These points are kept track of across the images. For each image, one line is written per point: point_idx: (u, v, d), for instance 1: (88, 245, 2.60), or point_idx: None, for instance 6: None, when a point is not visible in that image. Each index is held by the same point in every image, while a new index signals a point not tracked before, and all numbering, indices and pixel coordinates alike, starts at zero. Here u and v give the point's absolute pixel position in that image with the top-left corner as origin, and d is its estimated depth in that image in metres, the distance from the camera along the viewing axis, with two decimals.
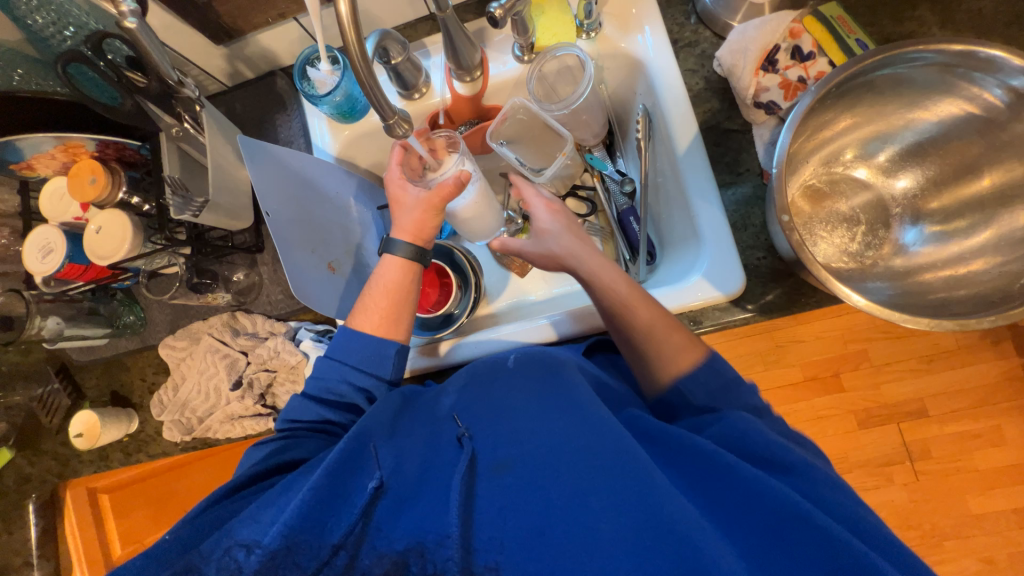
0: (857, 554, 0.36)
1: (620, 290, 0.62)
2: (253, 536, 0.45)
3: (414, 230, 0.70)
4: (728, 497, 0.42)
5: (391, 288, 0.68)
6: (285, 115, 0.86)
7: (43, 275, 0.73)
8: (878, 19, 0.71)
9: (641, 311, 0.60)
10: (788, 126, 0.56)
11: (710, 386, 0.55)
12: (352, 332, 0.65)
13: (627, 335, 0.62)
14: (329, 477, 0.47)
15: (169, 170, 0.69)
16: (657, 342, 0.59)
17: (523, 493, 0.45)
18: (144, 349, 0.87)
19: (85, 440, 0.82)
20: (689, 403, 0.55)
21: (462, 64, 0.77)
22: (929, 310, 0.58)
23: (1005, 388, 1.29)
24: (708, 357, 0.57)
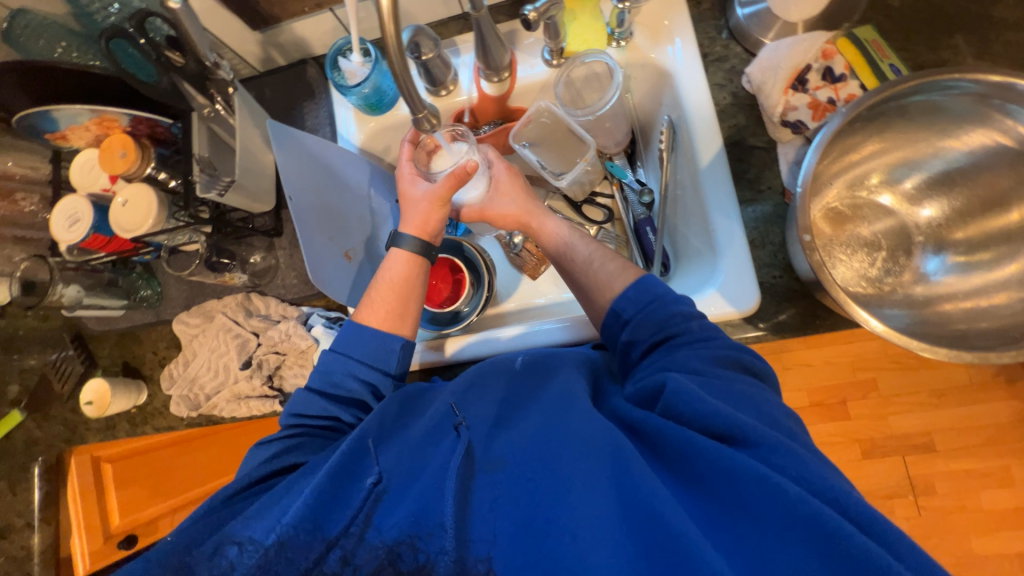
0: (818, 516, 0.36)
1: (565, 235, 0.74)
2: (254, 537, 0.47)
3: (420, 225, 0.72)
4: (697, 473, 0.43)
5: (398, 281, 0.70)
6: (313, 103, 0.87)
7: (68, 243, 0.75)
8: (913, 46, 0.71)
9: (579, 248, 0.71)
10: (816, 147, 0.55)
11: (641, 302, 0.58)
12: (357, 326, 0.66)
13: (571, 272, 0.70)
14: (331, 480, 0.48)
15: (198, 147, 0.69)
16: (595, 274, 0.66)
17: (516, 489, 0.46)
18: (158, 323, 0.88)
19: (94, 408, 0.83)
20: (626, 322, 0.59)
21: (491, 64, 0.78)
22: (948, 341, 0.57)
23: (1016, 428, 1.26)
24: (640, 280, 0.60)
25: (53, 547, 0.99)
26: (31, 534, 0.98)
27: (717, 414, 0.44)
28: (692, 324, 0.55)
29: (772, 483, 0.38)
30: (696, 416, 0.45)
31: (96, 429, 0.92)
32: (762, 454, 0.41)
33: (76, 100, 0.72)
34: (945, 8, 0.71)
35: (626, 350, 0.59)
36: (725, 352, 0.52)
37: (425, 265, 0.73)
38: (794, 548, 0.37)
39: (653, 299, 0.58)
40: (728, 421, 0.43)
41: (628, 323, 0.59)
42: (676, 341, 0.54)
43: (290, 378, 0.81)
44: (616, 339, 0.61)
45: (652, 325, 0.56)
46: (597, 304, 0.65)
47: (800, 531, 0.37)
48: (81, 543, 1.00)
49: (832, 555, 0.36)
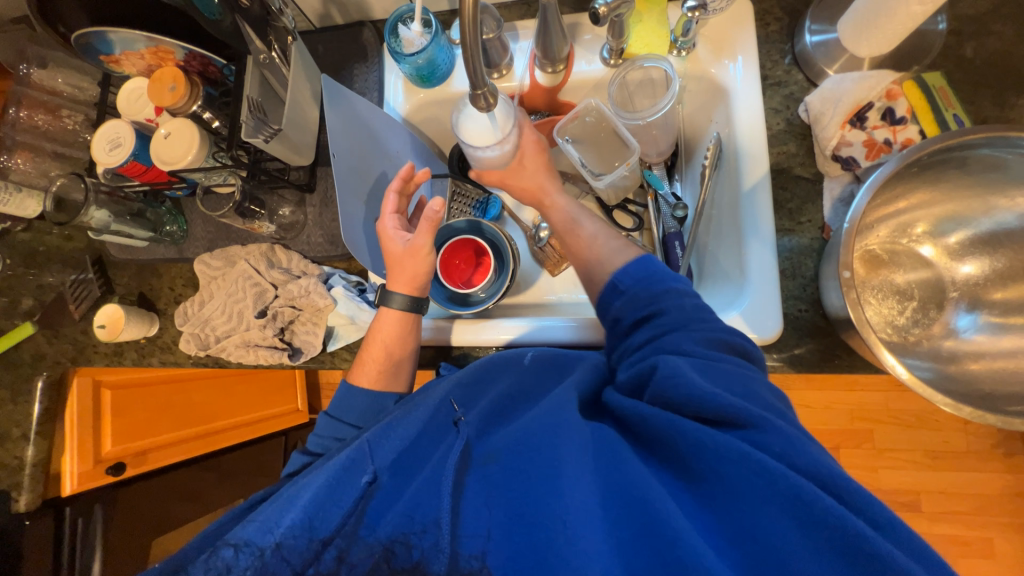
0: (800, 492, 0.37)
1: (574, 212, 0.74)
2: (243, 536, 0.46)
3: (409, 282, 0.70)
4: (682, 459, 0.43)
5: (389, 338, 0.69)
6: (364, 66, 0.87)
7: (107, 166, 0.76)
8: (979, 100, 0.70)
9: (585, 226, 0.71)
10: (868, 187, 0.55)
11: (641, 274, 0.57)
12: (350, 389, 0.67)
13: (574, 246, 0.71)
14: (330, 484, 0.48)
15: (250, 91, 0.68)
16: (599, 248, 0.67)
17: (508, 484, 0.45)
18: (179, 260, 0.89)
19: (107, 331, 0.84)
20: (621, 294, 0.58)
21: (549, 55, 0.77)
22: (973, 401, 0.56)
23: (1005, 501, 1.25)
24: (643, 257, 0.59)
25: (44, 462, 0.96)
26: (26, 446, 0.95)
27: (707, 396, 0.43)
28: (685, 302, 0.54)
29: (751, 459, 0.39)
30: (684, 396, 0.44)
31: (105, 353, 0.93)
32: (752, 434, 0.41)
33: (136, 26, 0.72)
34: (1018, 66, 0.69)
35: (615, 324, 0.58)
36: (719, 335, 0.50)
37: (416, 320, 0.71)
38: (783, 528, 0.37)
39: (646, 277, 0.57)
40: (716, 403, 0.43)
41: (622, 294, 0.58)
42: (666, 318, 0.53)
43: (301, 335, 0.80)
44: (608, 309, 0.59)
45: (645, 299, 0.55)
46: (594, 276, 0.66)
47: (784, 508, 0.37)
48: (70, 460, 0.98)
49: (814, 527, 0.36)
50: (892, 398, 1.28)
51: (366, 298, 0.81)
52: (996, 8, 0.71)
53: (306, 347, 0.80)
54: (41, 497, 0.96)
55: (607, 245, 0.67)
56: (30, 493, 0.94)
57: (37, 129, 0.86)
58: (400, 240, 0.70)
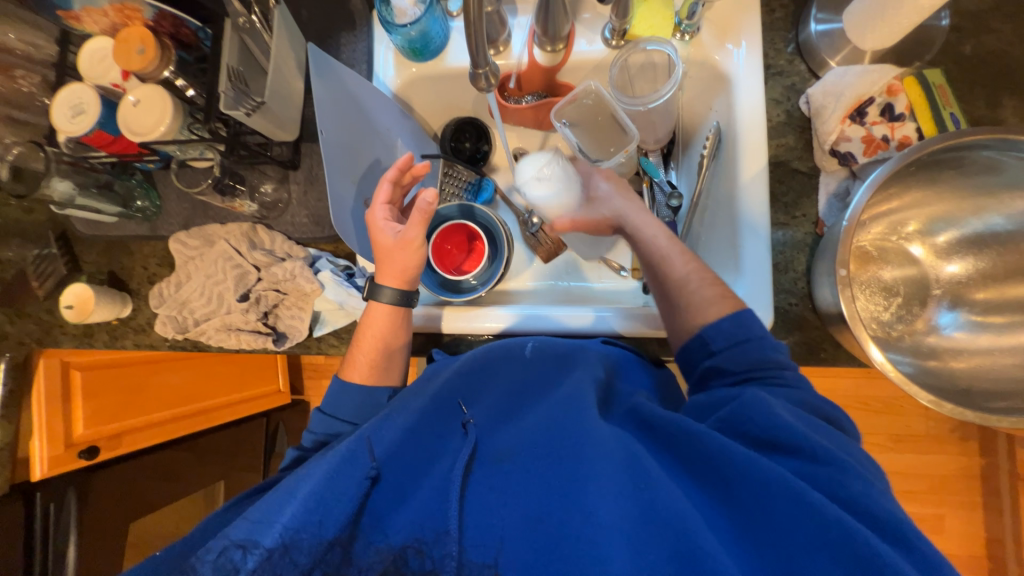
0: (853, 539, 0.37)
1: (661, 245, 0.69)
2: (248, 536, 0.43)
3: (398, 275, 0.67)
4: (724, 484, 0.43)
5: (381, 331, 0.68)
6: (351, 36, 0.82)
7: (68, 134, 0.70)
8: (974, 99, 0.70)
9: (675, 264, 0.66)
10: (867, 185, 0.56)
11: (734, 337, 0.56)
12: (341, 384, 0.66)
13: (661, 284, 0.66)
14: (331, 475, 0.47)
15: (230, 58, 0.63)
16: (689, 293, 0.62)
17: (531, 492, 0.45)
18: (152, 238, 0.84)
19: (75, 313, 0.79)
20: (711, 352, 0.58)
21: (548, 32, 0.74)
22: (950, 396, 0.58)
23: (957, 481, 1.33)
24: (738, 313, 0.58)
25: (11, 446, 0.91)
26: None
27: (778, 425, 0.45)
28: (787, 371, 0.53)
29: (805, 499, 0.39)
30: (764, 426, 0.45)
31: (73, 334, 0.88)
32: (819, 471, 0.42)
33: None
34: (1013, 66, 0.70)
35: (702, 377, 0.58)
36: (809, 398, 0.51)
37: (405, 313, 0.69)
38: (821, 566, 0.38)
39: (743, 339, 0.56)
40: (789, 434, 0.44)
41: (713, 355, 0.57)
42: (767, 373, 0.53)
43: (285, 319, 0.78)
44: (696, 364, 0.59)
45: (743, 362, 0.55)
46: (682, 325, 0.62)
47: (833, 551, 0.38)
48: (40, 445, 0.94)
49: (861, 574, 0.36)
50: (862, 385, 1.33)
51: (354, 282, 0.76)
52: (997, 5, 0.71)
53: (290, 332, 0.77)
54: (7, 482, 0.91)
55: (703, 291, 0.62)
56: None
57: None
58: (388, 230, 0.67)
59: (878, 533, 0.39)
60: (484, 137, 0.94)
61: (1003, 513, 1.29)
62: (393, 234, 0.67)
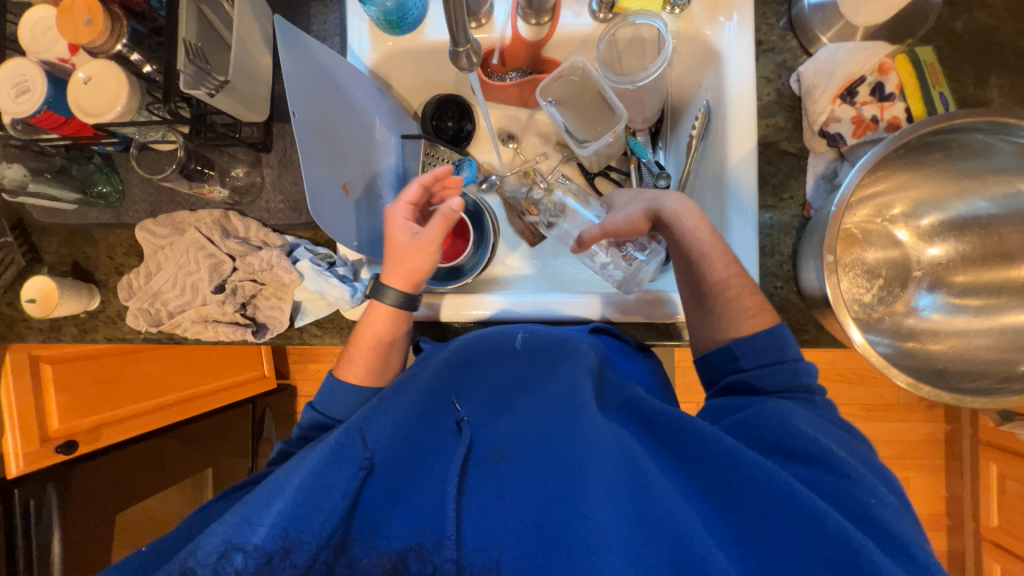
0: (854, 551, 0.38)
1: (704, 238, 0.63)
2: (239, 536, 0.42)
3: (406, 276, 0.65)
4: (724, 489, 0.44)
5: (376, 337, 0.66)
6: (322, 7, 0.76)
7: (14, 116, 0.64)
8: (962, 78, 0.69)
9: (716, 265, 0.62)
10: (858, 168, 0.55)
11: (767, 358, 0.57)
12: (334, 382, 0.65)
13: (698, 287, 0.63)
14: (321, 471, 0.46)
15: (186, 33, 0.58)
16: (728, 303, 0.61)
17: (527, 493, 0.45)
18: (116, 226, 0.79)
19: (38, 307, 0.75)
20: (739, 368, 0.58)
21: (533, 4, 0.71)
22: (923, 376, 0.60)
23: (923, 446, 1.40)
24: (773, 329, 0.58)
25: None
26: None
27: (787, 432, 0.47)
28: (815, 393, 0.55)
29: (807, 507, 0.40)
30: (775, 432, 0.48)
31: (39, 329, 0.83)
32: (822, 478, 0.44)
33: None
34: (1003, 43, 0.69)
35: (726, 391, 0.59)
36: (830, 415, 0.53)
37: (406, 318, 0.68)
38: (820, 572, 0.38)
39: (772, 362, 0.56)
40: (796, 442, 0.46)
41: (741, 370, 0.58)
42: (796, 388, 0.55)
43: (265, 310, 0.75)
44: (720, 378, 0.60)
45: (771, 382, 0.55)
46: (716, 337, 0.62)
47: (834, 563, 0.38)
48: (13, 440, 0.92)
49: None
50: (839, 358, 1.38)
51: (334, 272, 0.74)
52: None
53: (271, 323, 0.75)
54: None
55: (741, 304, 0.61)
56: None
57: None
58: (412, 230, 0.65)
59: (887, 545, 0.40)
60: (467, 115, 0.90)
61: (962, 475, 1.38)
62: (416, 236, 0.65)
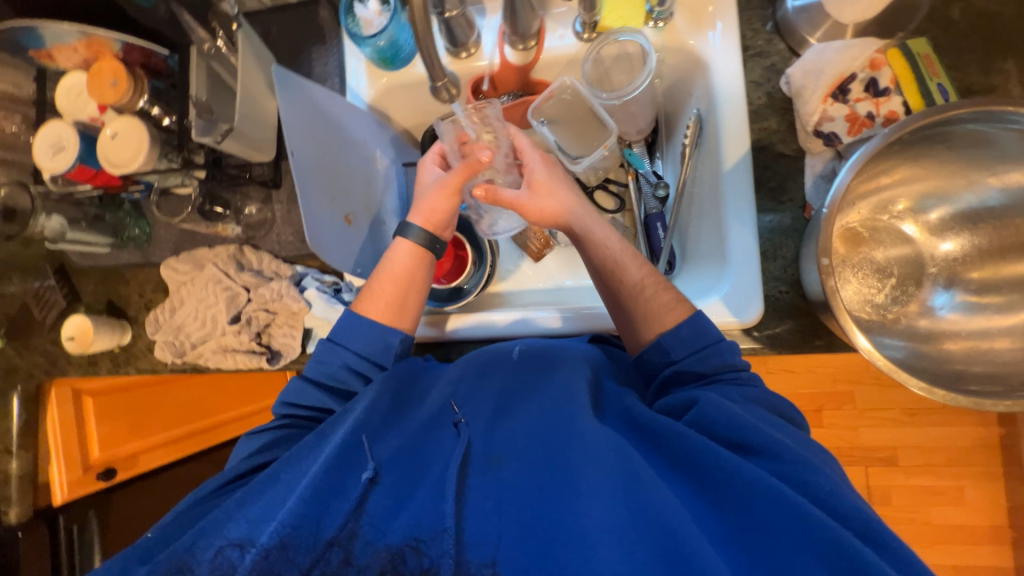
0: (833, 539, 0.39)
1: (614, 247, 0.65)
2: (243, 534, 0.46)
3: (429, 217, 0.68)
4: (712, 485, 0.45)
5: (399, 274, 0.67)
6: (322, 49, 0.82)
7: (51, 172, 0.71)
8: (964, 66, 0.67)
9: (630, 271, 0.63)
10: (850, 166, 0.54)
11: (694, 346, 0.58)
12: (355, 316, 0.64)
13: (616, 294, 0.64)
14: (327, 473, 0.47)
15: (196, 90, 0.64)
16: (647, 301, 0.62)
17: (523, 495, 0.47)
18: (145, 265, 0.85)
19: (76, 344, 0.81)
20: (671, 361, 0.59)
21: (518, 31, 0.73)
22: (939, 379, 0.57)
23: (975, 452, 1.31)
24: (693, 318, 0.59)
25: (32, 474, 0.94)
26: (9, 459, 0.93)
27: (743, 427, 0.48)
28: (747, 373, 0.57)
29: (786, 500, 0.41)
30: (728, 428, 0.48)
31: (78, 364, 0.89)
32: (790, 469, 0.45)
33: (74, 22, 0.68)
34: (1005, 27, 0.67)
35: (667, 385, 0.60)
36: (767, 396, 0.55)
37: (427, 260, 0.69)
38: (803, 560, 0.40)
39: (704, 348, 0.57)
40: (757, 437, 0.47)
41: (673, 363, 0.58)
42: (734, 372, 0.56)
43: (278, 338, 0.79)
44: (657, 372, 0.61)
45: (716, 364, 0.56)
46: (641, 336, 0.62)
47: (817, 551, 0.39)
48: (59, 468, 0.98)
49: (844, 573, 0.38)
50: None
51: (341, 299, 0.78)
52: None
53: (285, 350, 0.78)
54: (31, 508, 0.95)
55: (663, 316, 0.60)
56: (20, 505, 0.93)
57: None
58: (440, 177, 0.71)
59: (854, 529, 0.41)
60: None
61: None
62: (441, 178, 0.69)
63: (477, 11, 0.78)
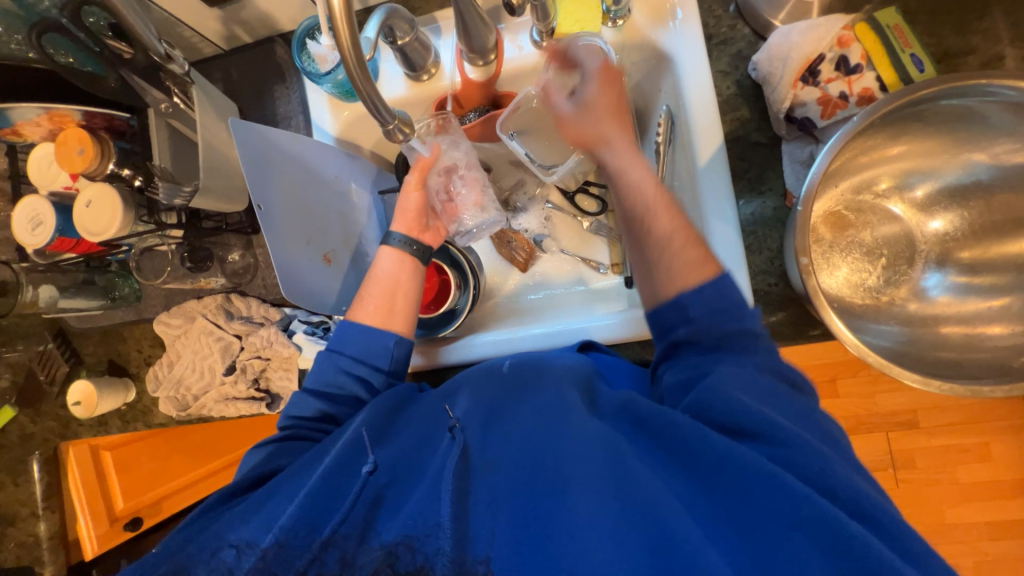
0: (823, 516, 0.39)
1: (642, 194, 0.60)
2: (242, 538, 0.49)
3: (409, 221, 0.72)
4: (707, 474, 0.44)
5: (387, 280, 0.69)
6: (283, 87, 0.81)
7: (34, 247, 0.72)
8: (940, 29, 0.64)
9: (659, 220, 0.59)
10: (828, 150, 0.53)
11: (715, 308, 0.54)
12: (351, 323, 0.67)
13: (639, 235, 0.61)
14: (326, 480, 0.50)
15: (158, 158, 0.66)
16: (668, 257, 0.58)
17: (514, 490, 0.47)
18: (140, 322, 0.86)
19: (82, 409, 0.83)
20: (688, 319, 0.55)
21: (474, 47, 0.71)
22: (936, 368, 0.56)
23: (997, 407, 1.27)
24: (717, 282, 0.55)
25: (60, 533, 0.98)
26: (37, 522, 0.96)
27: (743, 410, 0.46)
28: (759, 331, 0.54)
29: (783, 483, 0.40)
30: (728, 410, 0.46)
31: (90, 424, 0.90)
32: (785, 452, 0.43)
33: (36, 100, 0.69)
34: None
35: (671, 349, 0.56)
36: (774, 365, 0.52)
37: (415, 265, 0.71)
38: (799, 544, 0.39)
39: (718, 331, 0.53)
40: (755, 419, 0.45)
41: (690, 322, 0.55)
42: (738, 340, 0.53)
43: (276, 382, 0.80)
44: (668, 329, 0.57)
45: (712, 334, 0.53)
46: (654, 283, 0.59)
47: (814, 537, 0.39)
48: (85, 521, 1.02)
49: (841, 556, 0.38)
50: None
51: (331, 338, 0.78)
52: None
53: (284, 392, 0.80)
54: (66, 565, 0.99)
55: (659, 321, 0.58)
56: (54, 565, 0.98)
57: None
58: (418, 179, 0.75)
59: (843, 508, 0.41)
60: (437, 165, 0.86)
61: None
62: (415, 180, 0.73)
63: (432, 31, 0.78)
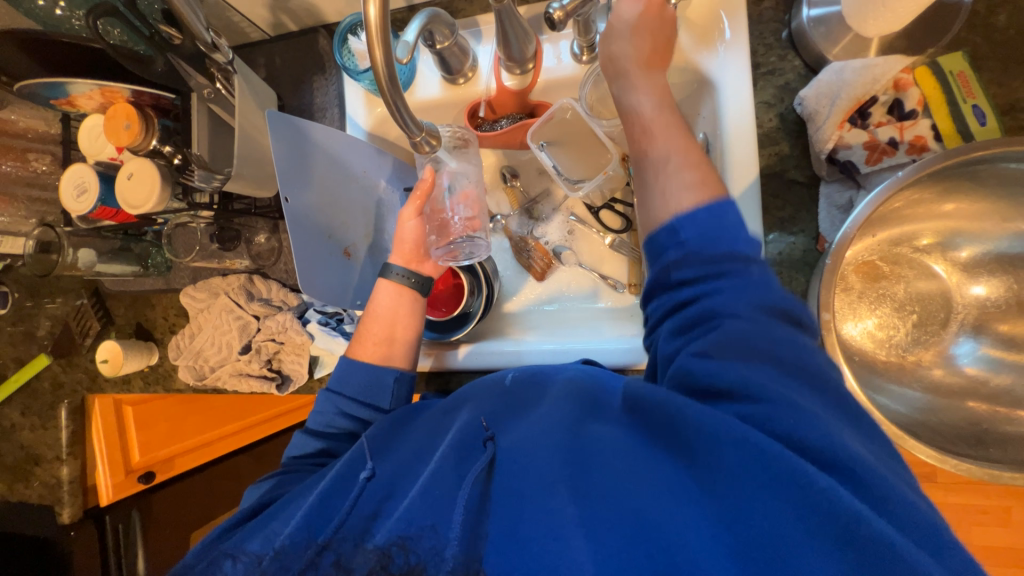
0: (834, 508, 0.34)
1: (645, 115, 0.56)
2: (260, 549, 0.53)
3: (408, 255, 0.72)
4: (703, 463, 0.40)
5: (386, 312, 0.70)
6: (323, 78, 0.82)
7: (77, 213, 0.76)
8: (1010, 78, 0.60)
9: (657, 142, 0.55)
10: (869, 199, 0.51)
11: (708, 230, 0.48)
12: (349, 362, 0.68)
13: (639, 165, 0.57)
14: (321, 501, 0.54)
15: (197, 147, 0.69)
16: (664, 181, 0.53)
17: (505, 492, 0.48)
18: (167, 290, 0.90)
19: (109, 366, 0.87)
20: (681, 243, 0.49)
21: (513, 57, 0.71)
22: (952, 441, 0.56)
23: None
24: (715, 205, 0.49)
25: (80, 479, 1.03)
26: (60, 466, 1.02)
27: (741, 381, 0.41)
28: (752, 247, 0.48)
29: (781, 462, 0.36)
30: (705, 374, 0.43)
31: (114, 380, 0.96)
32: (760, 408, 0.40)
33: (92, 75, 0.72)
34: None
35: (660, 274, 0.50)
36: (770, 300, 0.45)
37: (414, 298, 0.71)
38: (814, 550, 0.34)
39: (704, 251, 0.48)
40: (729, 377, 0.42)
41: (682, 246, 0.48)
42: (719, 255, 0.47)
43: (288, 366, 0.83)
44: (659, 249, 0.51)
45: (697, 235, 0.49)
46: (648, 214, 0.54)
47: (825, 533, 0.34)
48: (103, 473, 1.06)
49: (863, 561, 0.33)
50: None
51: (342, 330, 0.80)
52: None
53: (294, 376, 0.82)
54: (82, 509, 1.05)
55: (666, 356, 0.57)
56: (72, 506, 1.03)
57: (7, 175, 0.88)
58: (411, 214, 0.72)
59: (812, 458, 0.37)
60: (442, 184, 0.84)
61: None
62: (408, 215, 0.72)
63: (472, 35, 0.78)
